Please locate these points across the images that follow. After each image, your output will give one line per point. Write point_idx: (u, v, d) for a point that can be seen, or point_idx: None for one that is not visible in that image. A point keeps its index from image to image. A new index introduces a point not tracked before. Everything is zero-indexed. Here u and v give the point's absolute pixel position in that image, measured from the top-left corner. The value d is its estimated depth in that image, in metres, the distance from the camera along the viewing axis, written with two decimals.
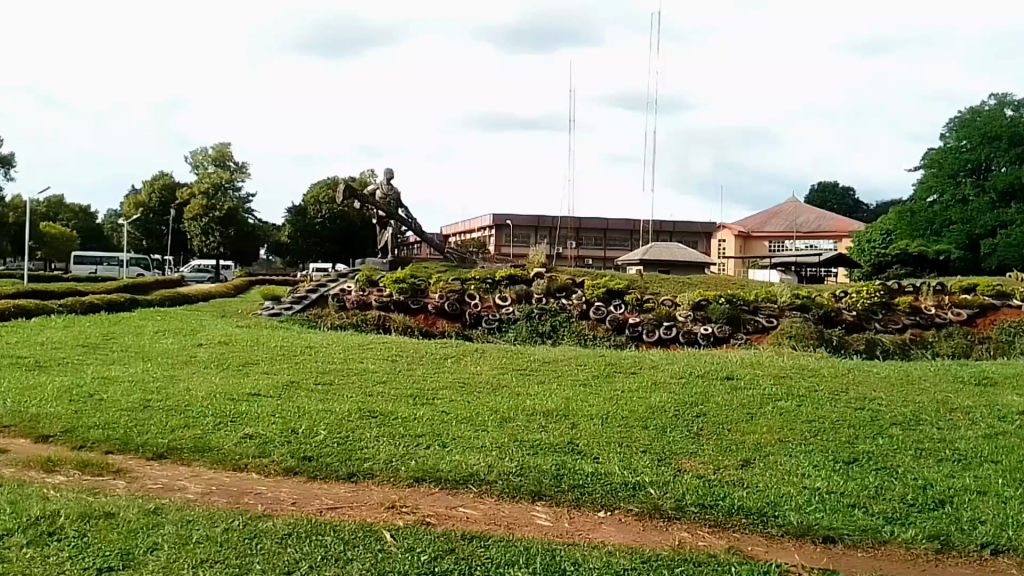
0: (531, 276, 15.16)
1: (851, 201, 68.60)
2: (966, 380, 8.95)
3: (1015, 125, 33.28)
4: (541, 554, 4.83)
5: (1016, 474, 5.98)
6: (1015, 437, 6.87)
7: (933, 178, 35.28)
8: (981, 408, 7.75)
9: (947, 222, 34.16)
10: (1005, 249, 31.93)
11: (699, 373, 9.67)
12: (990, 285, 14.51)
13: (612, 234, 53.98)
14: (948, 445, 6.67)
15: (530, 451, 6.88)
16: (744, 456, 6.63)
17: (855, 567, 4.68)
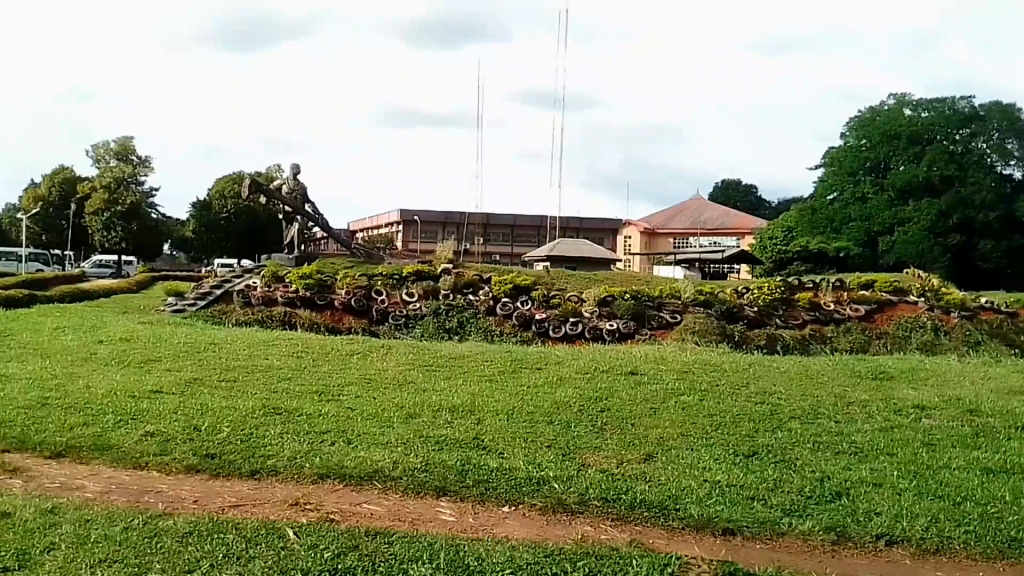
0: (438, 272, 15.07)
1: (753, 199, 70.20)
2: (863, 375, 9.20)
3: (914, 124, 34.53)
4: (445, 550, 4.77)
5: (909, 467, 6.14)
6: (909, 430, 7.06)
7: (833, 177, 36.45)
8: (876, 402, 7.96)
9: (846, 220, 35.48)
10: (903, 247, 33.08)
11: (605, 368, 9.74)
12: (887, 281, 14.91)
13: (521, 230, 54.20)
14: (845, 439, 6.81)
15: (435, 446, 6.82)
16: (647, 450, 6.67)
17: (755, 558, 4.74)
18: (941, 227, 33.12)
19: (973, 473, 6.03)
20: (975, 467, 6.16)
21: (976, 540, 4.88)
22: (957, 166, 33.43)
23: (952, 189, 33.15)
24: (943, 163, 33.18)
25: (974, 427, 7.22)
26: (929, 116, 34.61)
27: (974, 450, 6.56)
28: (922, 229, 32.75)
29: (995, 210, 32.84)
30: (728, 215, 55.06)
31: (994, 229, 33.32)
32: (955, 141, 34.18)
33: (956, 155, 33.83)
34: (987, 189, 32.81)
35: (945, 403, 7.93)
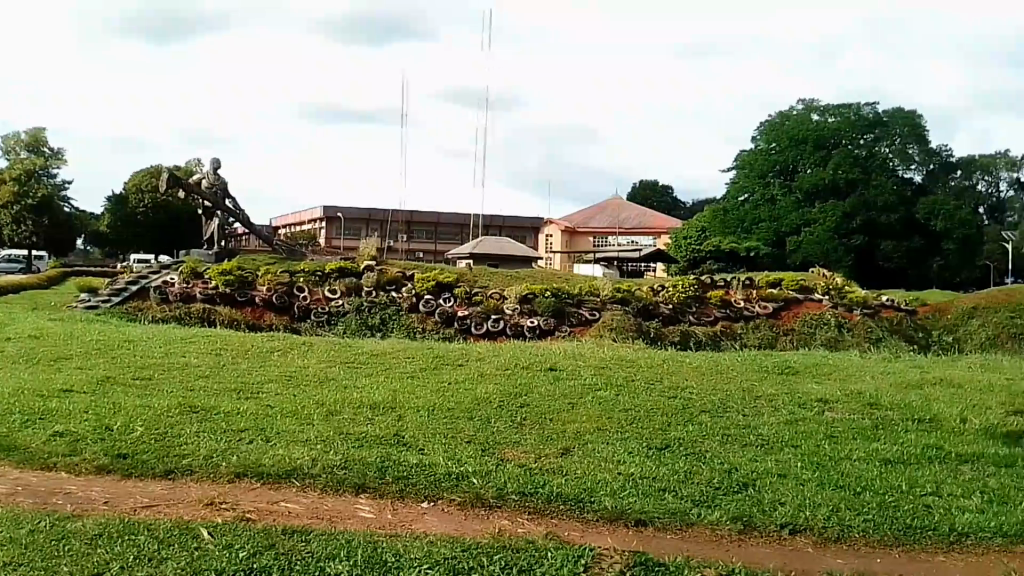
0: (362, 269, 15.02)
1: (669, 200, 71.16)
2: (770, 369, 9.47)
3: (820, 129, 35.63)
4: (363, 547, 4.80)
5: (813, 458, 6.36)
6: (812, 423, 7.29)
7: (744, 179, 37.12)
8: (783, 396, 8.20)
9: (755, 220, 36.15)
10: (809, 247, 33.91)
11: (524, 364, 9.83)
12: (794, 280, 15.32)
13: (444, 228, 54.16)
14: (752, 431, 7.02)
15: (355, 443, 6.83)
16: (564, 445, 6.77)
17: (666, 549, 4.87)
18: (845, 228, 34.01)
19: (873, 464, 6.26)
20: (876, 457, 6.41)
21: (874, 528, 5.08)
22: (861, 169, 34.75)
23: (856, 191, 34.33)
24: (846, 167, 34.46)
25: (874, 420, 7.49)
26: (836, 122, 35.71)
27: (875, 443, 6.80)
28: (827, 230, 33.64)
29: (895, 211, 33.96)
30: (646, 215, 55.73)
31: (896, 230, 34.32)
32: (860, 145, 35.58)
33: (860, 159, 35.06)
34: (889, 191, 33.96)
35: (848, 397, 8.20)
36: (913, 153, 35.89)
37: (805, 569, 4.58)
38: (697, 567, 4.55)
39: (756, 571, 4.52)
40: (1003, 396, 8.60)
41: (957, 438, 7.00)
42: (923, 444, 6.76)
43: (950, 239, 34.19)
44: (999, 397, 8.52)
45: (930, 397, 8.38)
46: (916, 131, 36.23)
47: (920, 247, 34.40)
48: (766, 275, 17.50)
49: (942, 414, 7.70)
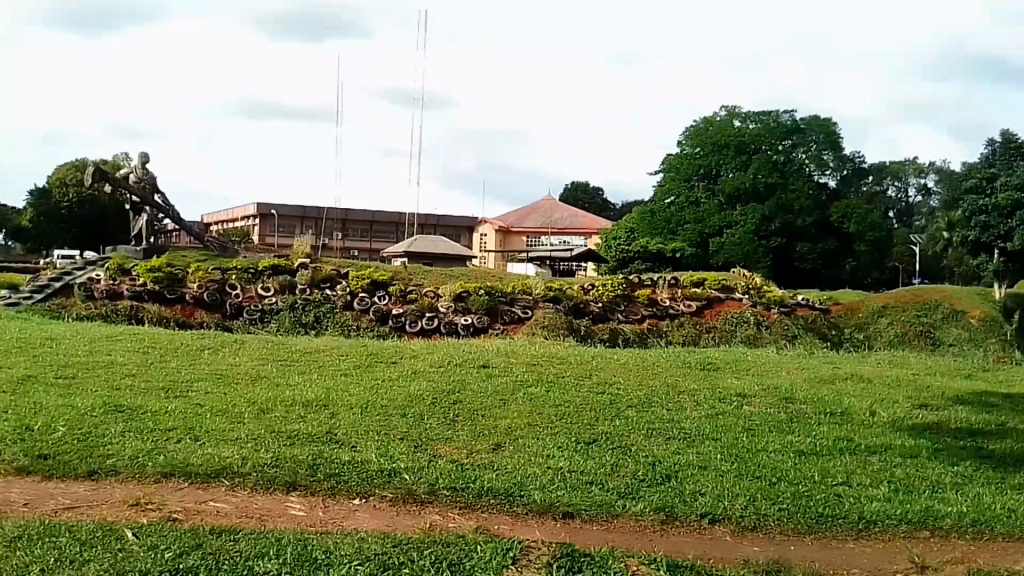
0: (295, 267, 14.95)
1: (601, 201, 71.71)
2: (693, 366, 9.70)
3: (741, 135, 36.28)
4: (292, 545, 4.85)
5: (734, 450, 6.57)
6: (733, 416, 7.52)
7: (669, 182, 37.12)
8: (705, 391, 8.42)
9: (681, 222, 35.95)
10: (730, 248, 34.55)
11: (457, 361, 9.93)
12: (716, 280, 15.65)
13: (379, 226, 53.93)
14: (675, 425, 7.22)
15: (287, 441, 6.87)
16: (495, 441, 6.89)
17: (592, 540, 5.01)
18: (765, 231, 34.96)
19: (789, 455, 6.49)
20: (792, 449, 6.64)
21: (789, 516, 5.29)
22: (779, 174, 35.73)
23: (774, 196, 35.24)
24: (767, 171, 35.32)
25: (790, 413, 7.75)
26: (756, 128, 36.42)
27: (791, 435, 7.04)
28: (747, 231, 34.48)
29: (810, 215, 35.27)
30: (578, 215, 56.13)
31: (810, 233, 35.55)
32: (778, 151, 36.47)
33: (778, 164, 36.06)
34: (805, 196, 35.25)
35: (764, 391, 8.46)
36: (827, 159, 37.37)
37: (724, 558, 4.75)
38: (622, 557, 4.69)
39: (678, 560, 4.68)
40: (911, 390, 8.94)
41: (866, 430, 7.28)
42: (836, 436, 7.02)
43: (862, 241, 35.90)
44: (906, 391, 8.86)
45: (842, 391, 8.68)
46: (830, 138, 37.69)
47: (833, 249, 35.68)
48: (688, 274, 17.75)
49: (853, 407, 8.00)
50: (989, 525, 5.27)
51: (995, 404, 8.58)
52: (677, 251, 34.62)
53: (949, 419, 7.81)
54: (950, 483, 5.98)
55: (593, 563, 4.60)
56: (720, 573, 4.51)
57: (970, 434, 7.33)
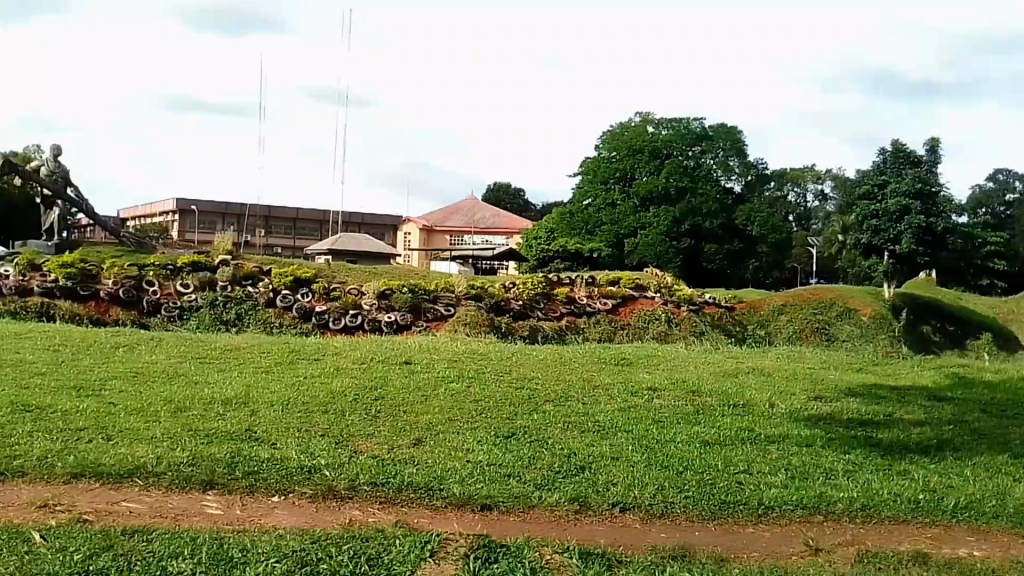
0: (216, 263, 14.82)
1: (522, 202, 72.05)
2: (608, 361, 9.94)
3: (655, 141, 36.93)
4: (208, 544, 4.88)
5: (645, 441, 6.78)
6: (645, 409, 7.76)
7: (586, 184, 37.39)
8: (618, 385, 8.63)
9: (598, 223, 36.30)
10: (644, 248, 35.10)
11: (379, 358, 10.01)
12: (631, 280, 16.01)
13: (302, 223, 53.45)
14: (590, 418, 7.42)
15: (204, 439, 6.88)
16: (416, 436, 6.99)
17: (509, 531, 5.16)
18: (676, 231, 35.55)
19: (695, 446, 6.73)
20: (697, 439, 6.89)
21: (695, 503, 5.52)
22: (689, 178, 36.47)
23: (684, 199, 35.94)
24: (678, 176, 35.92)
25: (698, 405, 8.01)
26: (668, 135, 37.15)
27: (697, 426, 7.29)
28: (659, 232, 35.07)
29: (718, 217, 36.08)
30: (501, 215, 56.37)
31: (716, 235, 36.38)
32: (688, 157, 37.31)
33: (688, 169, 36.78)
34: (712, 199, 36.13)
35: (673, 385, 8.72)
36: (733, 165, 38.35)
37: (633, 545, 4.94)
38: (536, 547, 4.84)
39: (590, 548, 4.84)
40: (808, 383, 9.31)
41: (766, 420, 7.58)
42: (738, 427, 7.29)
43: (764, 243, 37.06)
44: (802, 384, 9.22)
45: (745, 384, 9.00)
46: (735, 145, 38.91)
47: (738, 249, 36.75)
48: (604, 273, 17.99)
49: (754, 400, 8.30)
50: (878, 509, 5.56)
51: (885, 396, 8.98)
52: (595, 251, 35.72)
53: (843, 410, 8.16)
54: (843, 470, 6.28)
55: (509, 553, 4.74)
56: (630, 559, 4.68)
57: (861, 424, 7.66)
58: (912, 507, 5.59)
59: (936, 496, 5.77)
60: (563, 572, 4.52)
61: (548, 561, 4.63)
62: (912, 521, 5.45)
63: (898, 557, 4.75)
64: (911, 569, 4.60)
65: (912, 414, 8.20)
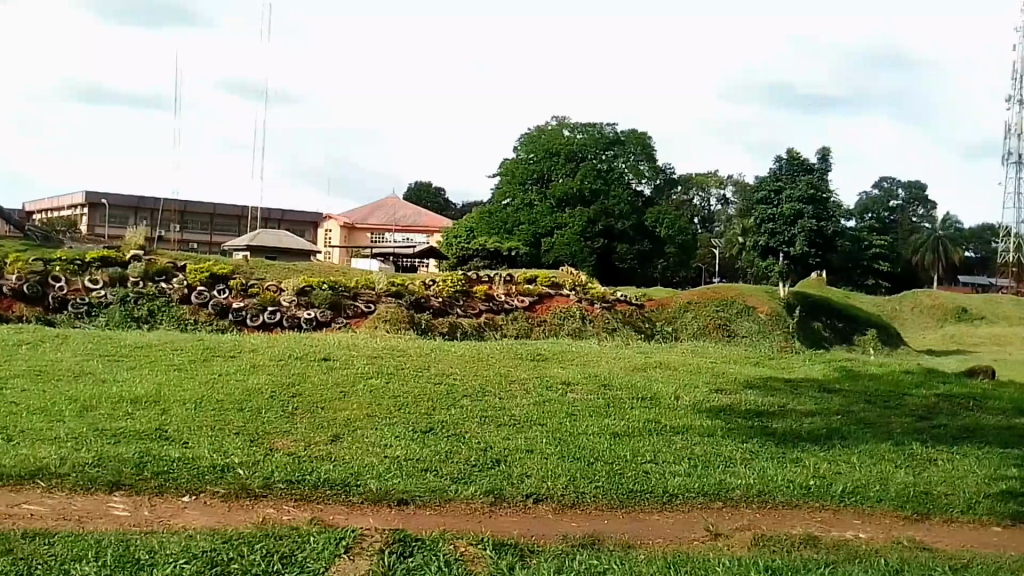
0: (127, 259, 14.55)
1: (442, 201, 72.05)
2: (524, 356, 10.11)
3: (571, 143, 37.30)
4: (115, 546, 4.82)
5: (558, 434, 6.97)
6: (559, 403, 7.94)
7: (505, 185, 37.64)
8: (534, 380, 8.81)
9: (516, 222, 36.58)
10: (560, 248, 35.47)
11: (298, 355, 10.00)
12: (547, 278, 16.22)
13: (219, 219, 52.66)
14: (506, 412, 7.57)
15: (111, 440, 6.82)
16: (334, 433, 7.05)
17: (423, 524, 5.27)
18: (590, 231, 35.96)
19: (605, 437, 6.93)
20: (608, 431, 7.09)
21: (605, 493, 5.72)
22: (602, 181, 36.84)
23: (598, 201, 36.32)
24: (593, 178, 36.34)
25: (608, 399, 8.21)
26: (583, 138, 37.54)
27: (608, 418, 7.50)
28: (575, 233, 35.47)
29: (629, 219, 36.49)
30: (422, 214, 56.30)
31: (629, 235, 36.94)
32: (602, 160, 37.52)
33: (603, 172, 37.12)
34: (624, 201, 36.51)
35: (585, 379, 8.93)
36: (644, 168, 38.25)
37: (542, 535, 5.08)
38: (451, 540, 4.94)
39: (502, 539, 4.98)
40: (711, 377, 9.62)
41: (671, 412, 7.83)
42: (645, 419, 7.52)
43: (672, 244, 37.50)
44: (706, 377, 9.54)
45: (655, 378, 9.27)
46: (647, 150, 38.86)
47: (649, 249, 37.06)
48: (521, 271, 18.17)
49: (661, 393, 8.54)
50: (774, 494, 5.82)
51: (780, 388, 9.35)
52: (513, 250, 35.96)
53: (743, 401, 8.47)
54: (742, 459, 6.54)
55: (423, 547, 4.78)
56: (541, 549, 4.82)
57: (757, 414, 7.98)
58: (803, 493, 5.87)
59: (825, 482, 6.06)
60: (475, 562, 4.59)
61: (461, 552, 4.70)
62: (804, 506, 5.72)
63: (791, 540, 4.99)
64: (804, 550, 4.83)
65: (805, 405, 8.55)
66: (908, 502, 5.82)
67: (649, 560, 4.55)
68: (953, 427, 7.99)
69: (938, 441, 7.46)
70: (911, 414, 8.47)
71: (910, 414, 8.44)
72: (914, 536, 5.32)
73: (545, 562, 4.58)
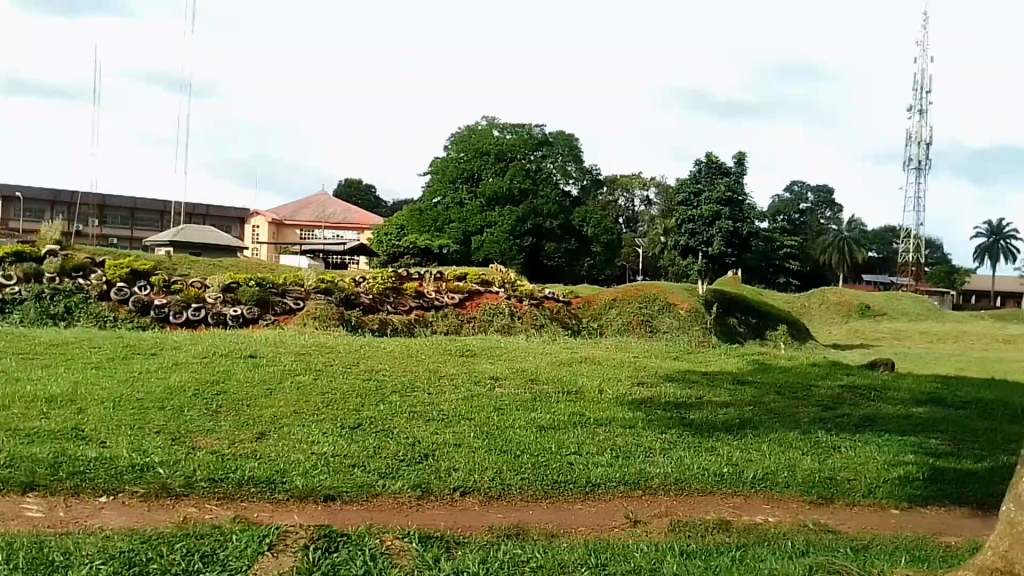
0: (42, 254, 14.17)
1: (372, 197, 71.78)
2: (452, 352, 10.22)
3: (500, 144, 37.25)
4: (29, 548, 4.68)
5: (486, 428, 7.08)
6: (487, 398, 8.05)
7: (435, 183, 37.61)
8: (462, 375, 8.92)
9: (447, 220, 36.74)
10: (490, 246, 35.65)
11: (222, 352, 9.95)
12: (477, 275, 16.30)
13: (140, 214, 51.58)
14: (435, 407, 7.66)
15: (24, 440, 6.70)
16: (259, 430, 7.06)
17: (351, 520, 5.33)
18: (519, 230, 36.16)
19: (531, 431, 7.06)
20: (534, 425, 7.22)
21: (530, 484, 5.86)
22: (531, 181, 37.06)
23: (527, 200, 36.61)
24: (522, 178, 36.46)
25: (534, 393, 8.36)
26: (512, 139, 37.56)
27: (534, 412, 7.64)
28: (504, 231, 35.64)
29: (557, 218, 36.90)
30: (351, 211, 56.05)
31: (556, 234, 37.36)
32: (530, 161, 37.74)
33: (531, 172, 37.32)
34: (553, 201, 37.06)
35: (512, 374, 9.07)
36: (572, 169, 38.95)
37: (469, 526, 5.18)
38: (377, 535, 4.91)
39: (428, 532, 5.05)
40: (632, 371, 9.83)
41: (595, 405, 8.01)
42: (570, 412, 7.68)
43: (598, 243, 38.05)
44: (627, 371, 9.73)
45: (579, 373, 9.43)
46: (573, 152, 39.26)
47: (575, 248, 37.60)
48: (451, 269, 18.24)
49: (585, 386, 8.71)
50: (692, 482, 6.02)
51: (697, 380, 9.61)
52: (443, 247, 35.93)
53: (662, 394, 8.68)
54: (661, 449, 6.72)
55: (349, 542, 4.70)
56: (466, 541, 4.92)
57: (676, 407, 8.19)
58: (718, 480, 6.07)
59: (737, 469, 6.27)
60: (402, 554, 4.58)
61: (388, 546, 4.69)
62: (718, 493, 5.94)
63: (705, 525, 5.18)
64: (716, 535, 5.02)
65: (720, 396, 8.81)
66: (814, 487, 6.06)
67: (571, 548, 4.67)
68: (855, 416, 8.33)
69: (841, 429, 7.78)
70: (817, 404, 8.78)
71: (816, 404, 8.75)
72: (819, 519, 5.56)
73: (470, 553, 4.66)
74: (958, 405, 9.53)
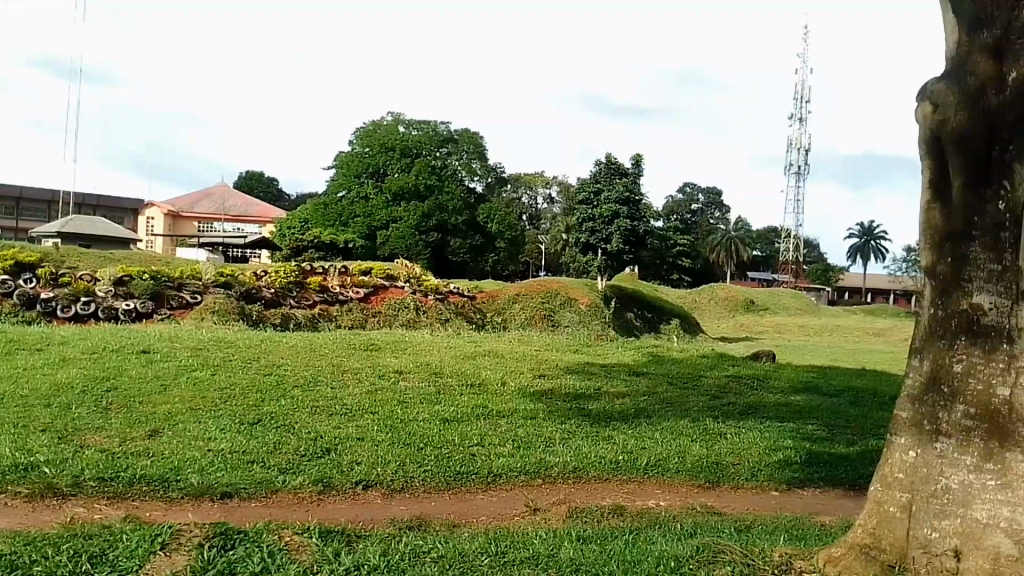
0: None
1: (273, 190, 70.81)
2: (356, 346, 10.21)
3: (406, 140, 37.30)
4: None
5: (390, 421, 7.16)
6: (389, 391, 8.11)
7: (339, 177, 37.28)
8: (365, 369, 8.94)
9: (351, 215, 36.43)
10: (394, 241, 35.49)
11: (115, 347, 9.76)
12: (382, 270, 16.30)
13: (27, 205, 49.67)
14: (337, 402, 7.69)
15: None
16: (153, 428, 6.97)
17: (248, 516, 5.32)
18: (425, 226, 35.86)
19: (434, 423, 7.16)
20: (436, 417, 7.31)
21: (431, 476, 5.95)
22: (436, 178, 37.11)
23: (433, 196, 36.55)
24: (427, 174, 36.47)
25: (438, 386, 8.44)
26: (418, 136, 37.68)
27: (437, 405, 7.74)
28: (410, 226, 35.49)
29: (462, 215, 37.16)
30: (252, 204, 55.22)
31: (461, 230, 37.47)
32: (436, 157, 37.89)
33: (437, 170, 37.44)
34: (457, 198, 37.18)
35: (416, 368, 9.15)
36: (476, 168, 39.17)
37: (370, 520, 5.24)
38: (276, 531, 4.91)
39: (329, 526, 5.10)
40: (534, 363, 10.01)
41: (497, 397, 8.13)
42: (472, 405, 7.80)
43: (502, 239, 38.60)
44: (528, 364, 9.90)
45: (482, 366, 9.55)
46: (478, 150, 39.53)
47: (480, 244, 37.84)
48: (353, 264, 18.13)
49: (487, 379, 8.86)
50: (588, 471, 6.19)
51: (595, 372, 9.83)
52: (348, 242, 35.63)
53: (561, 386, 8.87)
54: (559, 439, 6.88)
55: (246, 538, 4.71)
56: (368, 534, 4.98)
57: (574, 398, 8.38)
58: (614, 467, 6.26)
59: (631, 457, 6.48)
60: (300, 550, 4.60)
61: (286, 542, 4.69)
62: (612, 480, 6.13)
63: (600, 511, 5.35)
64: (609, 520, 5.20)
65: (617, 387, 9.04)
66: (702, 472, 6.30)
67: (471, 537, 4.79)
68: (742, 404, 8.66)
69: (728, 417, 8.08)
70: (706, 393, 9.10)
71: (705, 393, 9.05)
72: (706, 503, 5.79)
73: (370, 546, 4.72)
74: (835, 393, 9.99)
